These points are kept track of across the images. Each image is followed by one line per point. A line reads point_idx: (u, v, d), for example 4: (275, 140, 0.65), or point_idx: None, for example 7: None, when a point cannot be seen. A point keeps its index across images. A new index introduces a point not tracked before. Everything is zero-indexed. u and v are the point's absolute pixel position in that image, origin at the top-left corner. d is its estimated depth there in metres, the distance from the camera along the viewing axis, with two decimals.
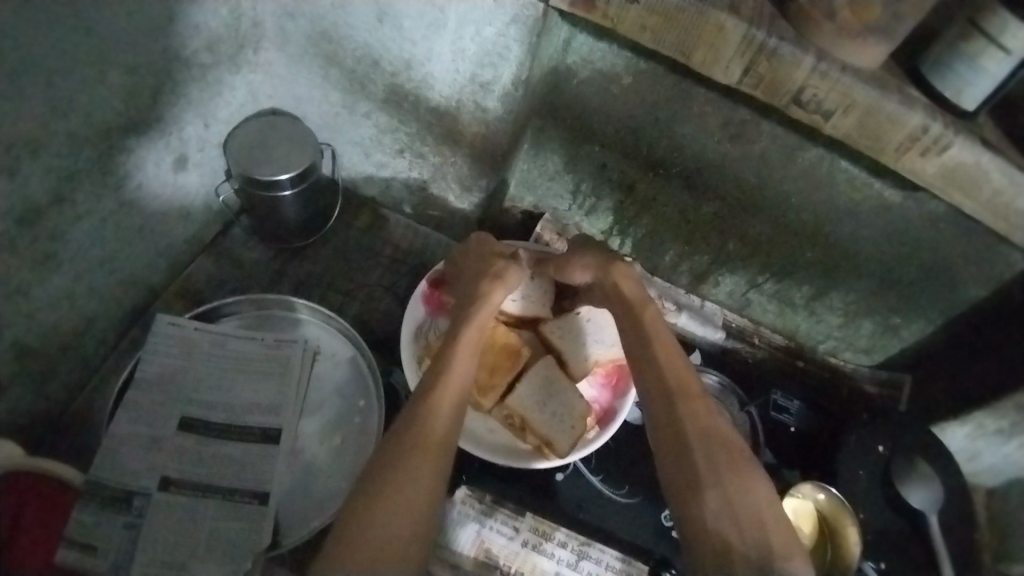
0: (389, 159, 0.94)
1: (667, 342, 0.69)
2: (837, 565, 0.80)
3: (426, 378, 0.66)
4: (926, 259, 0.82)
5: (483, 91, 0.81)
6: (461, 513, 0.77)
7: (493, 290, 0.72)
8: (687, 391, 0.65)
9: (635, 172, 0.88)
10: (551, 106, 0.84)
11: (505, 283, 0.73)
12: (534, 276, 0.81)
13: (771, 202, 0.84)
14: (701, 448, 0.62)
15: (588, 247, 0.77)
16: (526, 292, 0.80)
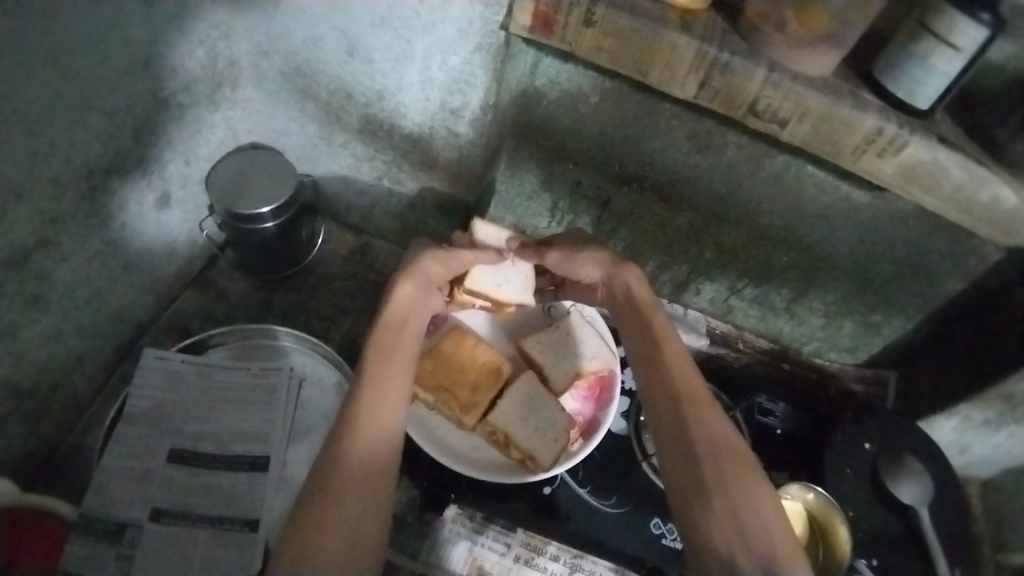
0: (369, 186, 0.96)
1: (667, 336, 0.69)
2: (829, 565, 0.79)
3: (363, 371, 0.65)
4: (899, 256, 0.83)
5: (454, 117, 0.85)
6: (452, 532, 0.79)
7: (400, 286, 0.70)
8: (683, 389, 0.66)
9: (609, 188, 0.89)
10: (524, 128, 0.84)
11: (414, 277, 0.71)
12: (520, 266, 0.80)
13: (743, 209, 0.86)
14: (707, 454, 0.61)
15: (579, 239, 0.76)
16: (512, 282, 0.80)
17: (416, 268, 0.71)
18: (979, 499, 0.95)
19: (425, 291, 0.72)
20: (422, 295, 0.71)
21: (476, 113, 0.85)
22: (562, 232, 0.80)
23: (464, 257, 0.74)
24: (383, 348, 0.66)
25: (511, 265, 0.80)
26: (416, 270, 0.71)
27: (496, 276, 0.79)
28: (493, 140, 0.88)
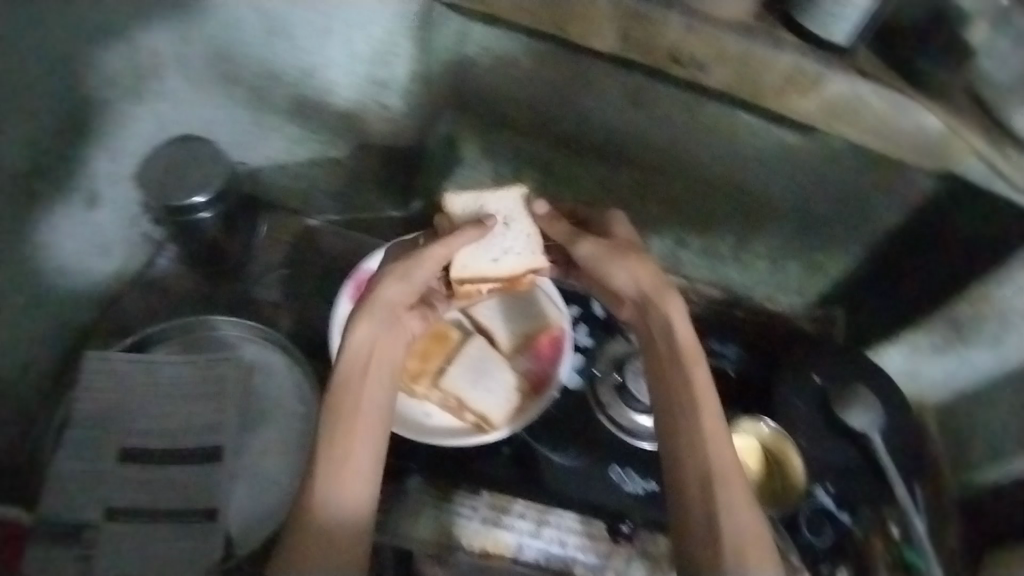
0: (307, 167, 0.94)
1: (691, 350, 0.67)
2: (786, 491, 0.85)
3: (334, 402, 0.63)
4: (836, 194, 0.84)
5: (381, 87, 0.84)
6: (417, 500, 0.80)
7: (356, 323, 0.66)
8: (695, 408, 0.64)
9: (549, 152, 0.89)
10: (456, 91, 0.84)
11: (372, 310, 0.67)
12: (511, 227, 0.75)
13: (681, 161, 0.86)
14: (723, 491, 0.59)
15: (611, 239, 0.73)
16: (510, 249, 0.75)
17: (373, 299, 0.67)
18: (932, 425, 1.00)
19: (389, 320, 0.68)
20: (385, 325, 0.67)
21: (405, 84, 0.83)
22: (597, 219, 0.76)
23: (433, 252, 0.69)
24: (352, 377, 0.64)
25: (499, 232, 0.75)
26: (376, 301, 0.67)
27: (489, 250, 0.74)
28: (427, 108, 0.87)
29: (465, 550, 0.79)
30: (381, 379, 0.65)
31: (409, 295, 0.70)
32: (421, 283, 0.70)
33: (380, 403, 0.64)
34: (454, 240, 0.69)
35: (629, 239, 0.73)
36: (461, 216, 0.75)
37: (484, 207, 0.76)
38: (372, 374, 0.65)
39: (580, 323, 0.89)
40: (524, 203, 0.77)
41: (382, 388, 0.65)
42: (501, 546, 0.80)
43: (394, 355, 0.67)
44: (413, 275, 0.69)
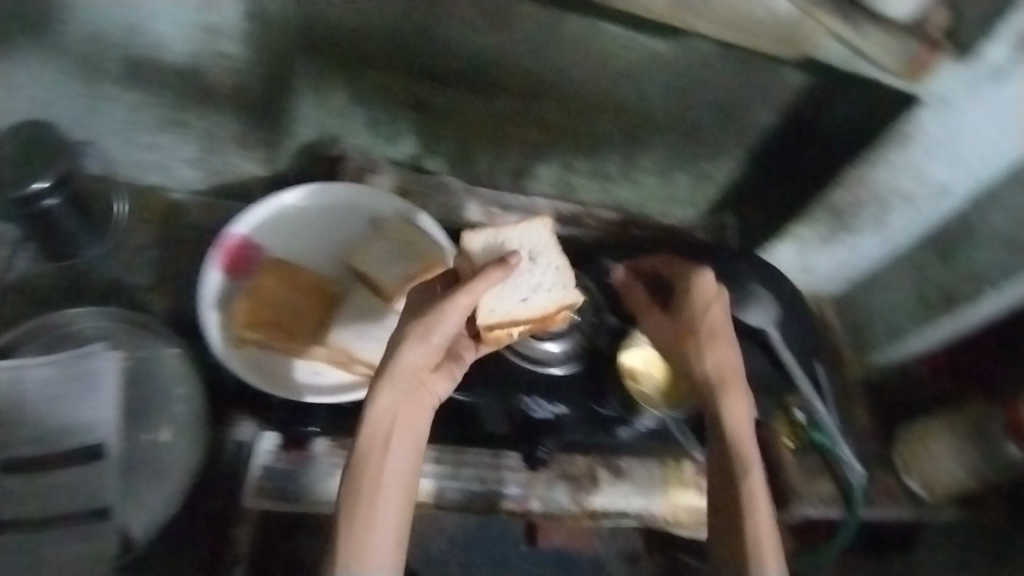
0: (154, 136, 0.85)
1: (739, 411, 0.69)
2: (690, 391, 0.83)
3: (358, 478, 0.60)
4: (712, 98, 0.84)
5: (214, 34, 0.73)
6: (324, 465, 0.77)
7: (378, 392, 0.62)
8: (743, 466, 0.66)
9: (421, 87, 0.82)
10: (313, 35, 0.74)
11: (393, 377, 0.63)
12: (539, 263, 0.72)
13: (556, 80, 0.82)
14: (751, 548, 0.62)
15: (683, 312, 0.74)
16: (538, 287, 0.72)
17: (393, 365, 0.63)
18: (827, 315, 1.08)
19: (410, 386, 0.64)
20: (407, 392, 0.64)
21: (238, 29, 0.73)
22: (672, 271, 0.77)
23: (459, 302, 0.63)
24: (378, 453, 0.61)
25: (528, 272, 0.72)
26: (397, 367, 0.63)
27: (517, 290, 0.71)
28: (279, 58, 0.77)
29: None
30: (404, 452, 0.62)
31: (432, 356, 0.65)
32: (443, 343, 0.65)
33: (401, 476, 0.61)
34: (477, 287, 0.63)
35: (703, 306, 0.72)
36: (480, 256, 0.69)
37: (504, 243, 0.70)
38: (393, 446, 0.62)
39: None
40: (549, 234, 0.73)
41: (405, 463, 0.62)
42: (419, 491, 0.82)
43: (416, 424, 0.64)
44: (428, 331, 0.64)
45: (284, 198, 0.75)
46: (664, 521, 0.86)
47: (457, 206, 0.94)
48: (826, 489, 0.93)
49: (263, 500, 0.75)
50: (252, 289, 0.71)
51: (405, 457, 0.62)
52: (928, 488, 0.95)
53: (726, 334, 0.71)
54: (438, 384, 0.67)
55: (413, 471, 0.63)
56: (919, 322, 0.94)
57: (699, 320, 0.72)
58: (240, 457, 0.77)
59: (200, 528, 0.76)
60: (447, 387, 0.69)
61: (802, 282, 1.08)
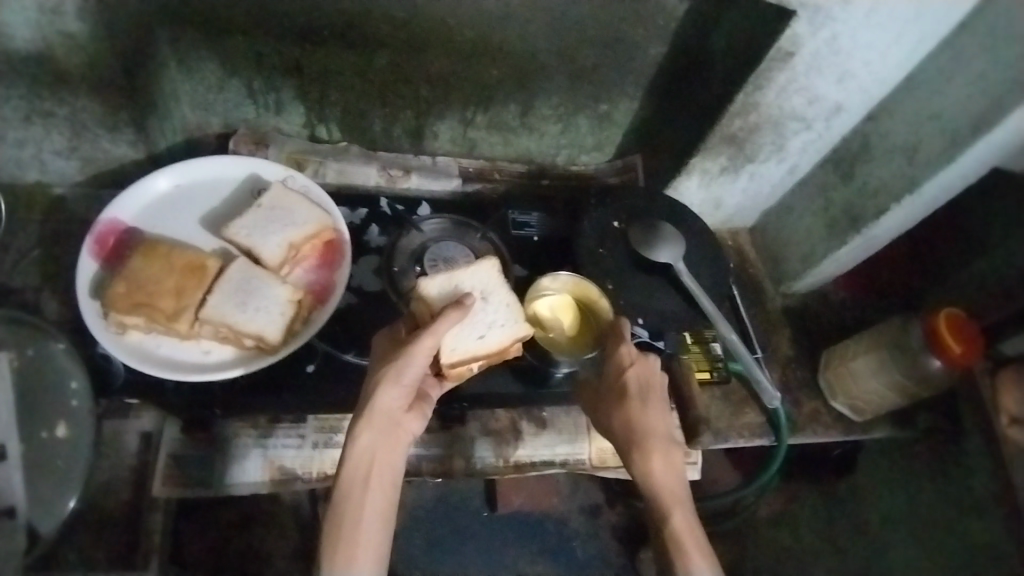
0: (23, 131, 0.76)
1: (662, 469, 0.68)
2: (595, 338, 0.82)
3: (338, 512, 0.63)
4: (600, 35, 0.83)
5: (57, 15, 0.66)
6: (238, 447, 0.77)
7: (356, 432, 0.65)
8: (667, 511, 0.66)
9: (291, 49, 0.79)
10: (168, 9, 0.71)
11: (372, 418, 0.66)
12: (491, 300, 0.75)
13: (427, 28, 0.79)
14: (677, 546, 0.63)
15: (613, 377, 0.73)
16: (493, 323, 0.75)
17: (370, 407, 0.66)
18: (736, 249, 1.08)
19: (388, 426, 0.67)
20: (385, 431, 0.66)
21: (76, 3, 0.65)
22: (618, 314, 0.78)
23: (422, 345, 0.66)
24: (359, 487, 0.64)
25: (483, 309, 0.75)
26: (374, 408, 0.66)
27: (474, 328, 0.74)
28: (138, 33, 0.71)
29: (303, 479, 0.79)
30: (382, 489, 0.65)
31: (406, 395, 0.68)
32: (413, 382, 0.68)
33: (380, 510, 0.63)
34: (439, 329, 0.67)
35: (632, 377, 0.72)
36: (437, 300, 0.72)
37: (458, 286, 0.74)
38: (374, 482, 0.64)
39: (371, 224, 0.87)
40: (497, 273, 0.76)
41: (383, 498, 0.64)
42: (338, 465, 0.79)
43: (395, 460, 0.66)
44: (401, 372, 0.67)
45: (155, 182, 0.75)
46: (589, 463, 0.89)
47: (355, 172, 0.92)
48: (754, 419, 0.94)
49: (175, 488, 0.74)
50: (125, 274, 0.68)
51: (386, 490, 0.65)
52: (855, 408, 0.95)
53: (659, 389, 0.73)
54: (414, 424, 0.70)
55: (393, 505, 0.65)
56: (829, 242, 0.94)
57: (624, 388, 0.72)
58: (146, 448, 0.75)
59: (109, 527, 0.72)
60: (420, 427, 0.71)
61: (714, 220, 1.07)
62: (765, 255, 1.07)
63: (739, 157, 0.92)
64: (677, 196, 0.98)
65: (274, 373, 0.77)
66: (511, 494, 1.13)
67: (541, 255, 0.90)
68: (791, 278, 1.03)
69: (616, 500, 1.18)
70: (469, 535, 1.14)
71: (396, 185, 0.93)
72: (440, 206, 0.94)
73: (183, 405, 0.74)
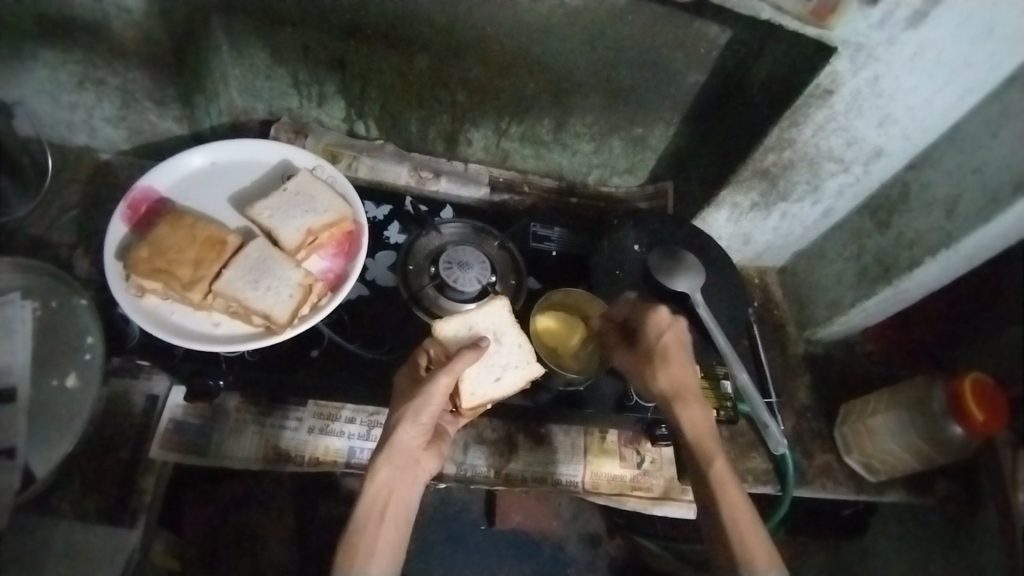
0: (76, 96, 0.81)
1: (699, 428, 0.72)
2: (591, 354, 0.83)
3: (353, 536, 0.64)
4: (638, 59, 0.83)
5: None
6: (238, 421, 0.80)
7: (374, 465, 0.66)
8: (708, 459, 0.70)
9: (337, 44, 0.84)
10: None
11: (391, 455, 0.67)
12: (504, 342, 0.74)
13: (467, 34, 0.81)
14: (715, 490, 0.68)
15: (643, 337, 0.75)
16: (507, 364, 0.74)
17: (390, 445, 0.67)
18: (762, 287, 1.06)
19: (406, 463, 0.68)
20: (402, 470, 0.68)
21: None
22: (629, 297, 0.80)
23: (441, 385, 0.67)
24: (376, 515, 0.65)
25: (498, 350, 0.74)
26: (393, 448, 0.67)
27: (490, 370, 0.73)
28: (196, 14, 0.77)
29: (294, 462, 0.79)
30: (395, 523, 0.66)
31: (423, 434, 0.70)
32: (431, 421, 0.69)
33: (393, 546, 0.65)
34: (456, 368, 0.67)
35: (662, 336, 0.74)
36: (453, 341, 0.73)
37: (470, 328, 0.74)
38: (389, 517, 0.66)
39: (393, 221, 0.89)
40: (510, 315, 0.75)
41: (396, 531, 0.65)
42: (331, 452, 0.80)
43: (408, 497, 0.68)
44: (419, 412, 0.68)
45: (191, 158, 0.78)
46: (583, 487, 0.87)
47: (386, 169, 0.95)
48: (760, 464, 0.91)
49: (172, 453, 0.76)
50: (149, 241, 0.71)
51: (399, 524, 0.66)
52: (869, 467, 0.92)
53: (682, 344, 0.75)
54: (429, 463, 0.71)
55: (403, 539, 0.66)
56: (858, 290, 0.91)
57: (655, 347, 0.74)
58: (149, 412, 0.78)
59: (101, 481, 0.75)
60: (435, 466, 0.72)
61: (740, 257, 1.05)
62: (791, 297, 1.05)
63: (770, 193, 0.90)
64: (705, 227, 0.97)
65: (275, 350, 0.77)
66: (510, 510, 1.10)
67: (557, 270, 0.91)
68: (814, 322, 1.00)
69: (616, 531, 1.13)
70: (463, 545, 1.09)
71: (424, 186, 0.95)
72: (461, 209, 0.95)
73: (188, 371, 0.74)
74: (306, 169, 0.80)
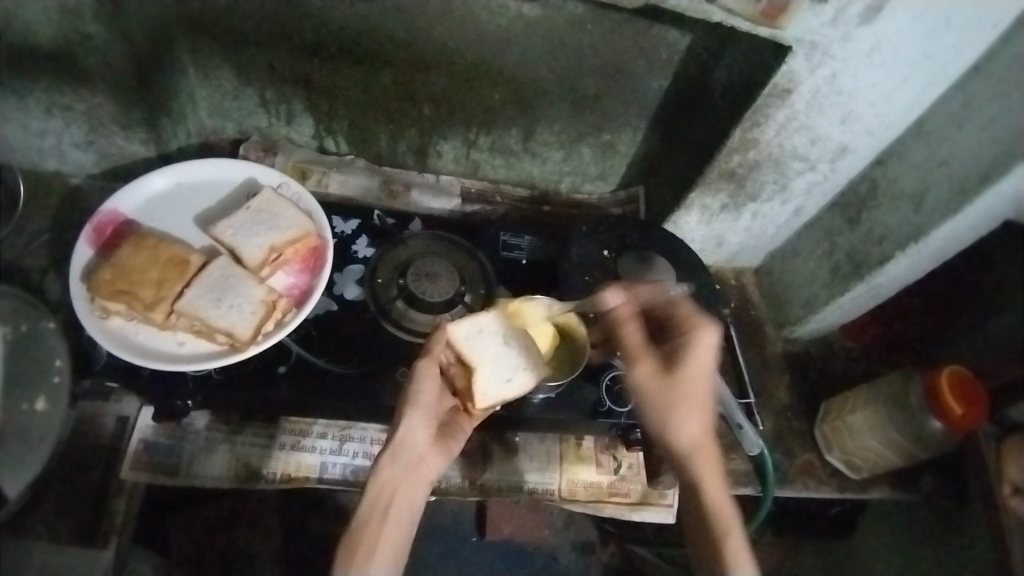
0: (44, 122, 0.83)
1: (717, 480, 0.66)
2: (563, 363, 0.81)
3: (355, 532, 0.63)
4: (600, 65, 0.83)
5: (72, 15, 0.70)
6: (209, 440, 0.80)
7: (379, 461, 0.66)
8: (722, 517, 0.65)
9: (301, 62, 0.84)
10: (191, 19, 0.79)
11: (396, 452, 0.67)
12: (512, 344, 0.74)
13: (429, 49, 0.82)
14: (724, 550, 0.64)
15: (680, 367, 0.67)
16: (517, 363, 0.73)
17: (393, 442, 0.67)
18: (740, 289, 1.05)
19: (411, 461, 0.67)
20: (407, 466, 0.67)
21: (92, 7, 0.70)
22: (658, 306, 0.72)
23: (424, 369, 0.69)
24: (381, 510, 0.64)
25: (510, 350, 0.74)
26: (397, 443, 0.67)
27: (501, 370, 0.73)
28: (157, 38, 0.78)
29: (266, 479, 0.79)
30: (400, 520, 0.65)
31: (428, 427, 0.69)
32: (430, 413, 0.69)
33: (396, 542, 0.63)
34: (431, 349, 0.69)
35: (701, 372, 0.67)
36: (461, 342, 0.72)
37: (475, 328, 0.74)
38: (393, 515, 0.65)
39: (361, 235, 0.88)
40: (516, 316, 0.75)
41: (399, 528, 0.64)
42: (303, 469, 0.80)
43: (415, 496, 0.66)
44: (419, 403, 0.69)
45: (154, 180, 0.78)
46: (559, 495, 0.87)
47: (357, 184, 0.95)
48: (740, 466, 0.91)
49: (143, 474, 0.77)
50: (112, 263, 0.71)
51: (404, 523, 0.65)
52: (849, 463, 0.91)
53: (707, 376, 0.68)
54: (438, 462, 0.69)
55: (407, 537, 0.64)
56: (833, 288, 0.90)
57: (690, 376, 0.67)
58: (120, 432, 0.78)
59: (75, 503, 0.75)
60: (444, 465, 0.70)
61: (713, 259, 1.05)
62: (770, 298, 1.04)
63: (739, 194, 0.90)
64: (677, 230, 0.96)
65: (244, 368, 0.77)
66: (500, 520, 1.06)
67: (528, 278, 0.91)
68: (793, 322, 0.99)
69: (608, 539, 1.12)
70: (452, 558, 1.07)
71: (395, 200, 0.96)
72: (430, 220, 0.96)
73: (158, 392, 0.74)
74: (270, 186, 0.80)
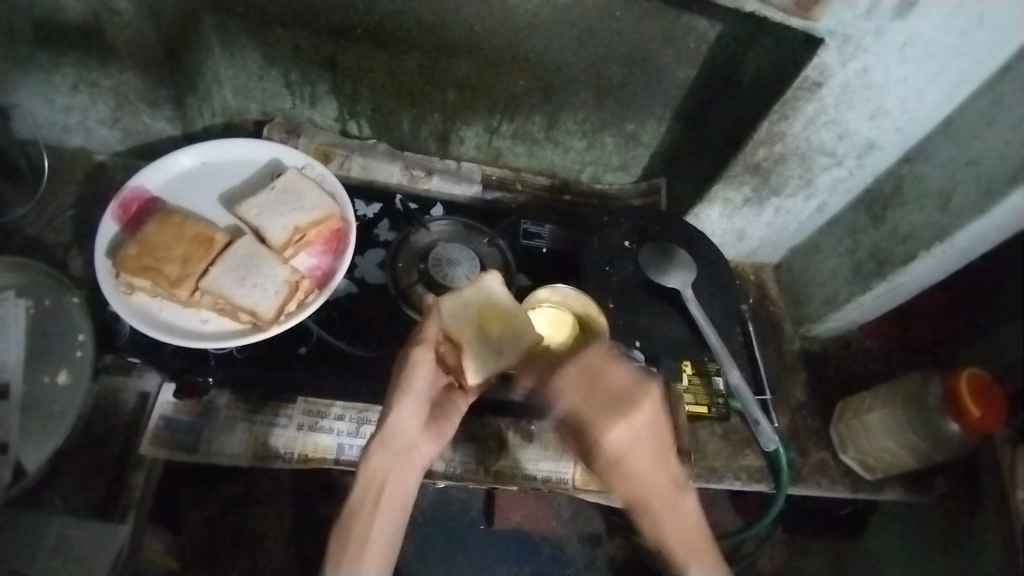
0: (72, 98, 0.83)
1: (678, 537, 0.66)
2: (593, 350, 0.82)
3: (343, 526, 0.64)
4: (627, 53, 0.83)
5: None
6: (227, 419, 0.80)
7: (368, 452, 0.66)
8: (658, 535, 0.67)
9: (328, 44, 0.84)
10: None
11: (387, 439, 0.67)
12: (503, 317, 0.73)
13: (457, 33, 0.81)
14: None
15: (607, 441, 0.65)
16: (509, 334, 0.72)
17: (384, 429, 0.67)
18: (757, 284, 1.05)
19: (402, 448, 0.67)
20: (398, 453, 0.67)
21: None
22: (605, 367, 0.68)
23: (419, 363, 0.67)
24: (373, 499, 0.65)
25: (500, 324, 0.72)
26: (388, 431, 0.67)
27: (495, 344, 0.72)
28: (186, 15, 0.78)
29: (282, 458, 0.79)
30: (392, 506, 0.66)
31: (420, 413, 0.69)
32: (423, 400, 0.68)
33: (390, 528, 0.65)
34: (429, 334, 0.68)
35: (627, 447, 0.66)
36: (451, 318, 0.71)
37: (463, 302, 0.72)
38: (385, 503, 0.66)
39: (383, 219, 0.89)
40: (504, 286, 0.74)
41: (393, 516, 0.65)
42: (320, 449, 0.79)
43: (407, 482, 0.67)
44: (412, 391, 0.68)
45: (181, 157, 0.79)
46: (573, 484, 0.87)
47: (379, 168, 0.95)
48: (754, 461, 0.91)
49: (162, 450, 0.77)
50: (138, 238, 0.72)
51: (397, 509, 0.66)
52: (864, 463, 0.90)
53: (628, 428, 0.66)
54: (430, 448, 0.69)
55: (399, 523, 0.66)
56: (854, 285, 0.90)
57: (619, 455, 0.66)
58: (141, 407, 0.79)
59: (94, 477, 0.76)
60: (437, 449, 0.71)
61: (734, 254, 1.05)
62: (788, 294, 1.03)
63: (762, 188, 0.89)
64: (698, 223, 0.96)
65: (267, 347, 0.79)
66: (507, 508, 1.06)
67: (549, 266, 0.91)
68: (811, 318, 0.99)
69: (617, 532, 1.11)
70: (460, 545, 1.07)
71: (416, 184, 0.96)
72: (452, 207, 0.95)
73: (179, 369, 0.77)
74: (295, 167, 0.80)
